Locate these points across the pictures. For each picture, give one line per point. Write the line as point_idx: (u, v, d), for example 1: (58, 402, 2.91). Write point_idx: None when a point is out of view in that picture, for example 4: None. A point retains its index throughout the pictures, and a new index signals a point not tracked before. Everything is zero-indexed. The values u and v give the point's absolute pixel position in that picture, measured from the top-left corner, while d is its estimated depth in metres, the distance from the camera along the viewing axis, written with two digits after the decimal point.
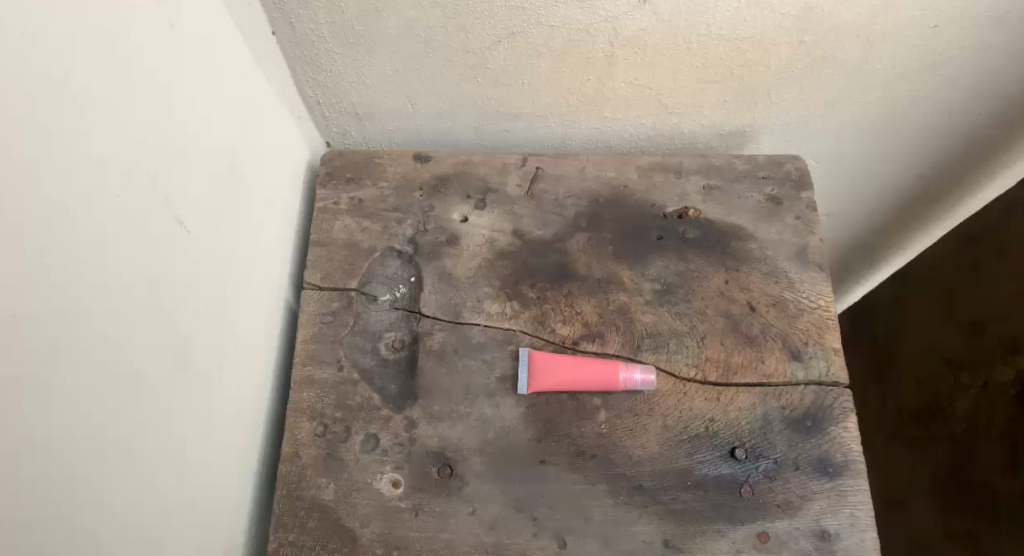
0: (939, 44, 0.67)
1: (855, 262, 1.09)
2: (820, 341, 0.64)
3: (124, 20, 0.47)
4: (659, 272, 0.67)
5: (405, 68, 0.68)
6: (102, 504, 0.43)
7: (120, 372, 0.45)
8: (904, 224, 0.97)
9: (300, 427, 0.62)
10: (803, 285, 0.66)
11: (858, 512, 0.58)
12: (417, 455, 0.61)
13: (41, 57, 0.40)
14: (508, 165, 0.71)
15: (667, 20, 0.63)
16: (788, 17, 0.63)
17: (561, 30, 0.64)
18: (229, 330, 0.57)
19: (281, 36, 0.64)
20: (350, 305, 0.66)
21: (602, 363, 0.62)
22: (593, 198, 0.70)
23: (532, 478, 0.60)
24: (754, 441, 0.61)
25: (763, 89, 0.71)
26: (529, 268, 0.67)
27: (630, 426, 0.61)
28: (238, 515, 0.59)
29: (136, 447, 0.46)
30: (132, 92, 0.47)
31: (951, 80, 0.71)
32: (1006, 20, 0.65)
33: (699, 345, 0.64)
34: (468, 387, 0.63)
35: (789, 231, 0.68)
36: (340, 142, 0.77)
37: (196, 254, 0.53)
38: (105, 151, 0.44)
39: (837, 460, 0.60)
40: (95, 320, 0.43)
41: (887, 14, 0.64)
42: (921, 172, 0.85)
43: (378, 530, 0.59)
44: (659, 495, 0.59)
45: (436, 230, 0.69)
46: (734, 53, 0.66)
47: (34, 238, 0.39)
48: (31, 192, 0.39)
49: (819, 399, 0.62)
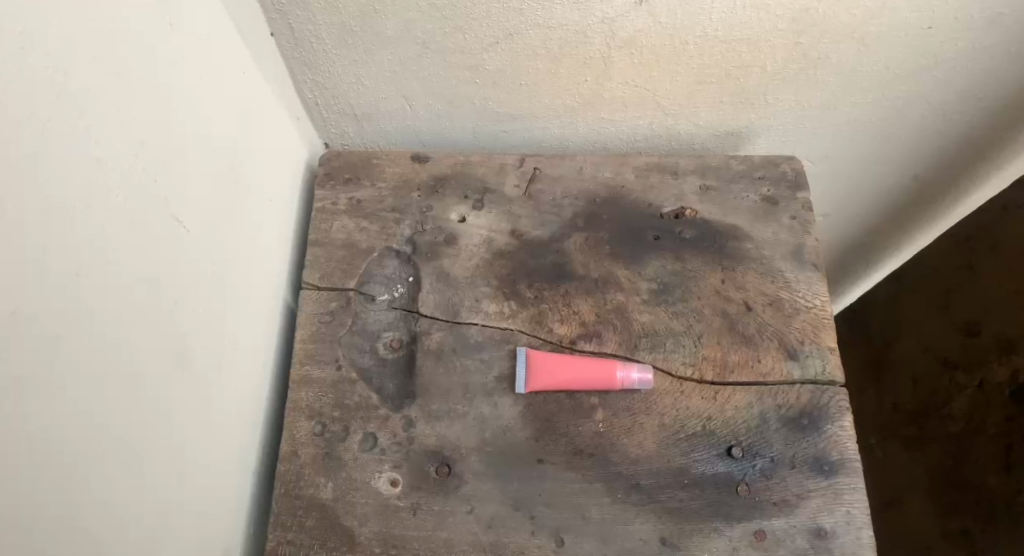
0: (934, 45, 0.67)
1: (852, 262, 1.09)
2: (816, 341, 0.64)
3: (124, 20, 0.47)
4: (656, 272, 0.67)
5: (404, 69, 0.68)
6: (103, 503, 0.44)
7: (121, 371, 0.46)
8: (901, 225, 0.97)
9: (299, 426, 0.63)
10: (799, 285, 0.66)
11: (855, 510, 0.59)
12: (415, 454, 0.61)
13: (41, 56, 0.40)
14: (507, 166, 0.72)
15: (664, 21, 0.63)
16: (783, 18, 0.64)
17: (558, 31, 0.64)
18: (228, 329, 0.58)
19: (280, 37, 0.65)
20: (348, 305, 0.67)
21: (599, 362, 0.63)
22: (591, 198, 0.70)
23: (530, 477, 0.60)
24: (751, 440, 0.61)
25: (760, 89, 0.71)
26: (527, 268, 0.67)
27: (627, 425, 0.62)
28: (238, 514, 0.59)
29: (136, 446, 0.47)
30: (132, 93, 0.47)
31: (946, 80, 0.71)
32: (1000, 22, 0.65)
33: (696, 344, 0.64)
34: (466, 386, 0.63)
35: (785, 231, 0.69)
36: (339, 143, 0.77)
37: (195, 254, 0.53)
38: (104, 151, 0.45)
39: (834, 458, 0.60)
40: (95, 320, 0.43)
41: (881, 16, 0.64)
42: (915, 172, 0.86)
43: (377, 528, 0.59)
44: (657, 494, 0.60)
45: (435, 230, 0.69)
46: (730, 54, 0.67)
47: (36, 237, 0.40)
48: (32, 190, 0.40)
49: (816, 398, 0.62)
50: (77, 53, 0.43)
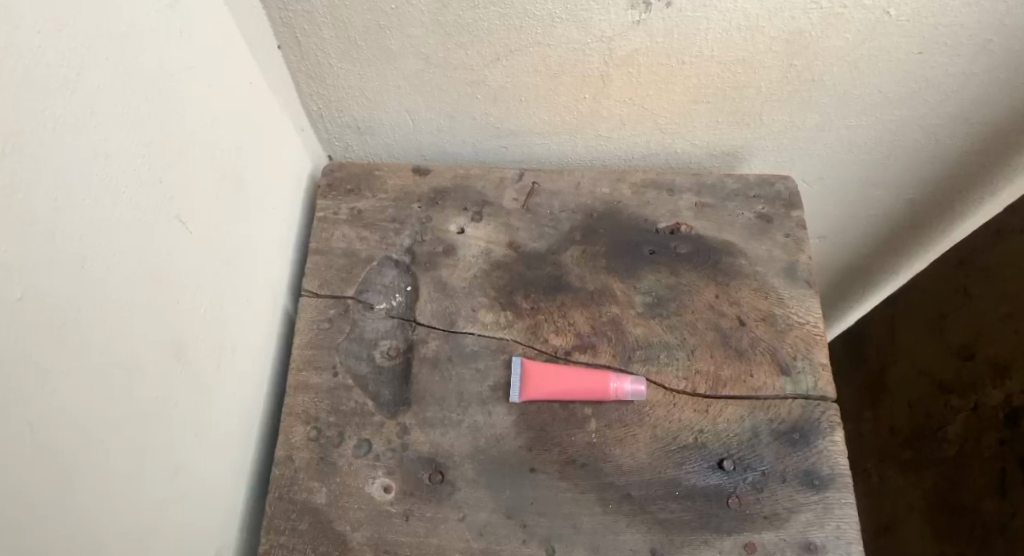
0: (924, 70, 0.69)
1: (847, 284, 1.11)
2: (808, 355, 0.65)
3: (133, 26, 0.48)
4: (650, 285, 0.68)
5: (407, 84, 0.70)
6: (99, 492, 0.44)
7: (121, 362, 0.46)
8: (894, 249, 0.99)
9: (294, 431, 0.63)
10: (793, 301, 0.67)
11: (845, 525, 0.59)
12: (408, 461, 0.62)
13: (54, 54, 0.42)
14: (507, 179, 0.73)
15: (660, 40, 0.65)
16: (777, 40, 0.65)
17: (557, 49, 0.66)
18: (229, 331, 0.59)
19: (287, 50, 0.67)
20: (346, 312, 0.67)
21: (592, 373, 0.63)
22: (587, 212, 0.72)
23: (522, 485, 0.61)
24: (742, 453, 0.62)
25: (755, 109, 0.73)
26: (524, 280, 0.69)
27: (620, 435, 0.62)
28: (233, 516, 0.60)
29: (134, 438, 0.48)
30: (137, 93, 0.48)
31: (938, 104, 0.73)
32: (987, 50, 0.67)
33: (689, 357, 0.65)
34: (461, 394, 0.64)
35: (779, 248, 0.70)
36: (342, 154, 0.79)
37: (197, 255, 0.54)
38: (110, 148, 0.46)
39: (824, 472, 0.61)
40: (99, 313, 0.45)
41: (874, 41, 0.65)
42: (910, 197, 0.87)
43: (368, 533, 0.59)
44: (648, 505, 0.60)
45: (434, 241, 0.70)
46: (726, 74, 0.68)
47: (46, 228, 0.41)
48: (43, 181, 0.41)
49: (808, 412, 0.63)
50: (89, 52, 0.44)
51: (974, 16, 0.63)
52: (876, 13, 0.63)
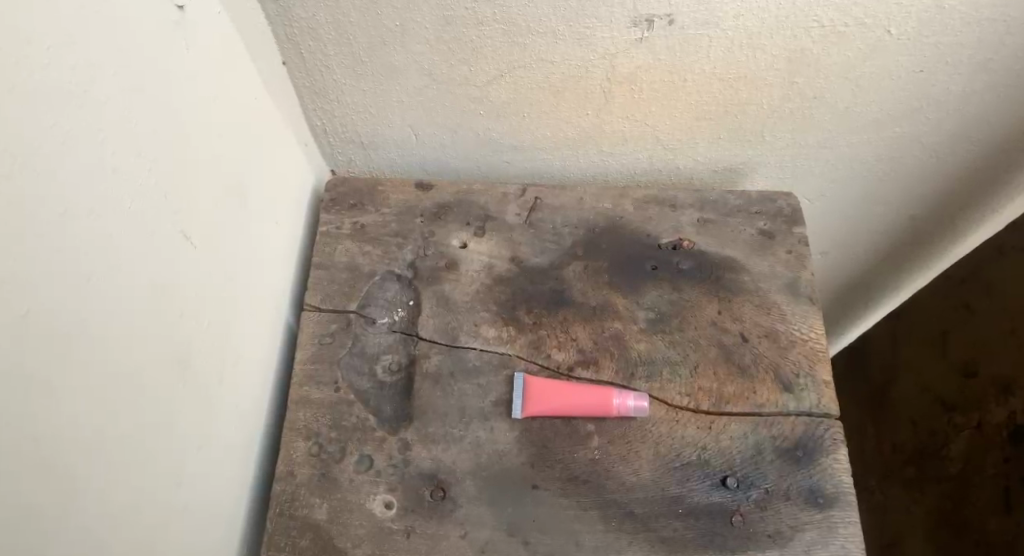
0: (924, 88, 0.69)
1: (850, 300, 1.10)
2: (811, 372, 0.65)
3: (137, 40, 0.48)
4: (653, 301, 0.68)
5: (411, 99, 0.70)
6: (99, 505, 0.44)
7: (123, 372, 0.46)
8: (896, 265, 0.99)
9: (296, 445, 0.63)
10: (795, 317, 0.67)
11: (849, 543, 0.58)
12: (410, 477, 0.61)
13: (62, 68, 0.42)
14: (508, 194, 0.73)
15: (663, 58, 0.65)
16: (779, 58, 0.65)
17: (561, 66, 0.66)
18: (231, 344, 0.59)
19: (292, 66, 0.67)
20: (349, 327, 0.67)
21: (594, 389, 0.63)
22: (590, 227, 0.72)
23: (523, 502, 0.60)
24: (745, 470, 0.61)
25: (757, 126, 0.73)
26: (527, 296, 0.68)
27: (622, 452, 0.62)
28: (233, 532, 0.60)
29: (135, 450, 0.47)
30: (142, 105, 0.48)
31: (938, 122, 0.73)
32: (987, 68, 0.67)
33: (692, 374, 0.65)
34: (463, 410, 0.64)
35: (781, 264, 0.70)
36: (345, 169, 0.79)
37: (199, 267, 0.54)
38: (119, 165, 0.46)
39: (828, 491, 0.60)
40: (99, 327, 0.44)
41: (875, 58, 0.66)
42: (910, 213, 0.87)
43: (368, 550, 0.59)
44: (650, 522, 0.60)
45: (436, 256, 0.70)
46: (728, 91, 0.69)
47: (47, 239, 0.41)
48: (44, 192, 0.41)
49: (811, 429, 0.63)
50: (92, 64, 0.44)
51: (973, 35, 0.64)
52: (877, 32, 0.63)
